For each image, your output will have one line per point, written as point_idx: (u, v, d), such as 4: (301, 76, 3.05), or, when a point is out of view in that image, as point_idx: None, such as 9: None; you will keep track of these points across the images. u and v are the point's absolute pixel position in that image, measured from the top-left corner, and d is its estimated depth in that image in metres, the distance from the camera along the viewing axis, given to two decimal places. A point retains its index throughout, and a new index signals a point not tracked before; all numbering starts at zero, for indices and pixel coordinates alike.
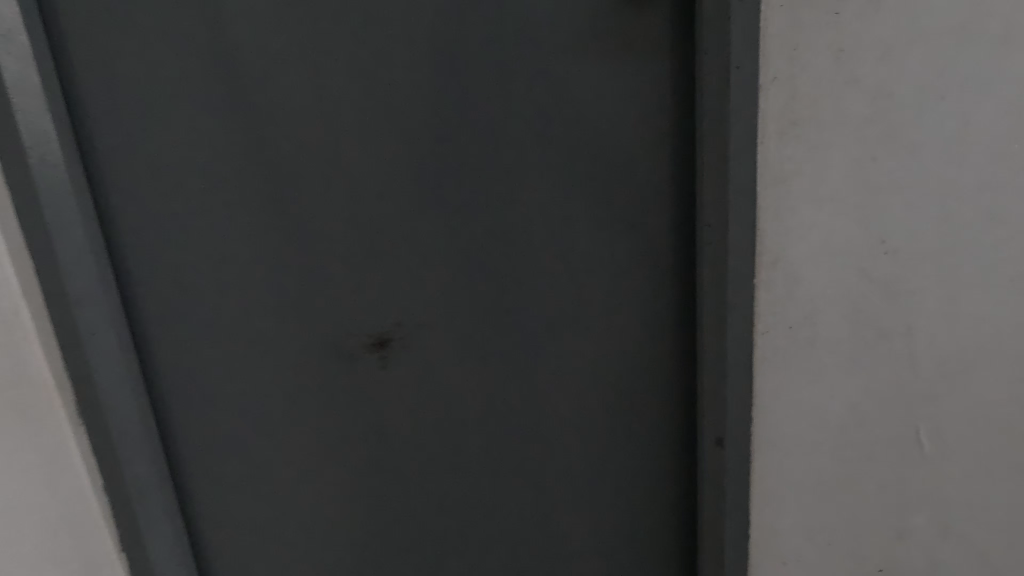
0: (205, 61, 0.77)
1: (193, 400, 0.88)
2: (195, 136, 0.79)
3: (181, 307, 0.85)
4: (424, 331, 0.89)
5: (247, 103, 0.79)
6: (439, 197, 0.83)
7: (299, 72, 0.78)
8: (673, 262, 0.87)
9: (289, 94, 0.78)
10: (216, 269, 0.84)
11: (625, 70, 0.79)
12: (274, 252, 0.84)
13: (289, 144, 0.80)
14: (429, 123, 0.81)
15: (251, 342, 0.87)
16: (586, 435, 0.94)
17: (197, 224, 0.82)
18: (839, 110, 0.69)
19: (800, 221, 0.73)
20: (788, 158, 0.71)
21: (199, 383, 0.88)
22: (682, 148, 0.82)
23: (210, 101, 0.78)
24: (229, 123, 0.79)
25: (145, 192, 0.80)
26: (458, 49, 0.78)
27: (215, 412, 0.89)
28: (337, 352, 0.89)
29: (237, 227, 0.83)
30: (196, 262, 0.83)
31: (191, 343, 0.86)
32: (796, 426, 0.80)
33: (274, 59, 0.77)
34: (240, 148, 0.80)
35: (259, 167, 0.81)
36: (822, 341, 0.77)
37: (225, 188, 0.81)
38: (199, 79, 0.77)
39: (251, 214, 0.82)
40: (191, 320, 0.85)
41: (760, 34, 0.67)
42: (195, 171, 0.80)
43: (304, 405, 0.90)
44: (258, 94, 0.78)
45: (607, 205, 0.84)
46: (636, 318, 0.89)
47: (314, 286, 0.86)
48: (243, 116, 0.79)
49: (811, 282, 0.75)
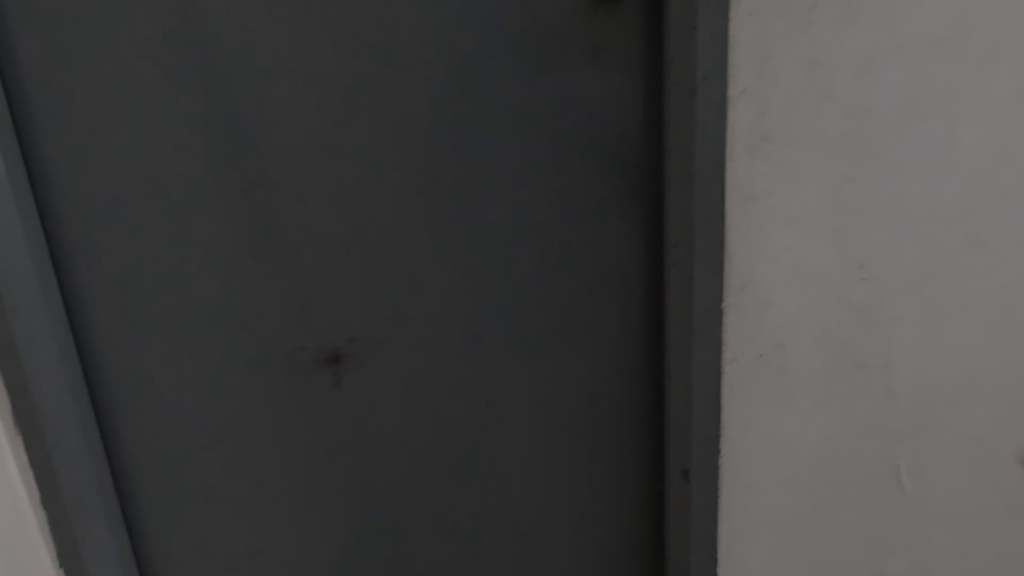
0: (155, 60, 0.74)
1: (139, 410, 0.85)
2: (142, 138, 0.76)
3: (128, 314, 0.81)
4: (379, 346, 0.85)
5: (197, 105, 0.75)
6: (397, 207, 0.79)
7: (252, 74, 0.74)
8: (641, 279, 0.82)
9: (243, 97, 0.75)
10: (164, 276, 0.80)
11: (591, 78, 0.75)
12: (223, 261, 0.80)
13: (241, 149, 0.77)
14: (385, 129, 0.77)
15: (198, 354, 0.83)
16: (549, 459, 0.90)
17: (143, 228, 0.79)
18: (812, 126, 0.65)
19: (770, 244, 0.68)
20: (757, 176, 0.66)
21: (143, 393, 0.84)
22: (650, 161, 0.78)
23: (158, 102, 0.75)
24: (178, 125, 0.76)
25: (89, 193, 0.77)
26: (417, 53, 0.75)
27: (164, 425, 0.85)
28: (289, 368, 0.85)
29: (185, 234, 0.79)
30: (144, 268, 0.80)
31: (136, 352, 0.83)
32: (766, 460, 0.75)
33: (226, 60, 0.74)
34: (190, 151, 0.77)
35: (209, 172, 0.77)
36: (793, 370, 0.72)
37: (173, 192, 0.78)
38: (148, 79, 0.74)
39: (200, 221, 0.79)
40: (136, 328, 0.82)
41: (729, 44, 0.63)
42: (143, 173, 0.77)
43: (253, 422, 0.86)
44: (210, 97, 0.75)
45: (571, 220, 0.80)
46: (601, 339, 0.85)
47: (265, 298, 0.82)
48: (192, 120, 0.76)
49: (782, 307, 0.70)
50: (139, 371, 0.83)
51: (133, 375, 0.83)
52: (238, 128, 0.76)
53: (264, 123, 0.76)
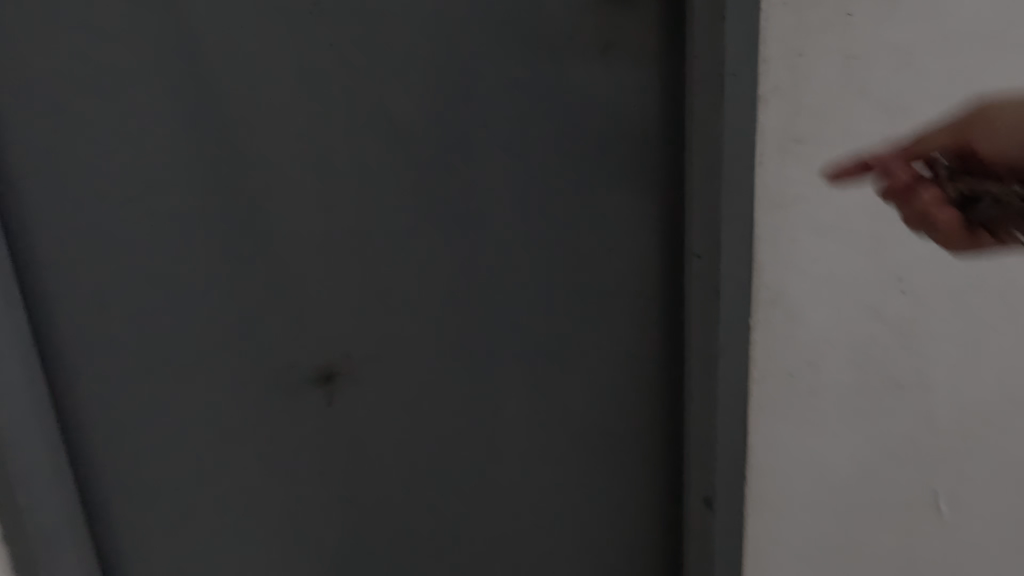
0: (115, 47, 0.64)
1: (104, 440, 0.76)
2: (99, 136, 0.66)
3: (94, 336, 0.72)
4: (376, 363, 0.78)
5: (167, 100, 0.66)
6: (398, 214, 0.73)
7: (232, 69, 0.66)
8: (659, 291, 0.77)
9: (221, 92, 0.66)
10: (131, 291, 0.71)
11: (606, 75, 0.70)
12: (199, 272, 0.71)
13: (222, 153, 0.68)
14: (383, 127, 0.69)
15: (175, 375, 0.75)
16: (559, 480, 0.84)
17: (108, 239, 0.69)
18: (850, 127, 0.60)
19: (801, 254, 0.63)
20: (789, 181, 0.61)
21: (111, 421, 0.75)
22: (670, 164, 0.73)
23: (120, 96, 0.65)
24: (146, 121, 0.66)
25: (35, 197, 0.67)
26: (416, 46, 0.67)
27: (140, 455, 0.77)
28: (276, 388, 0.77)
29: (153, 243, 0.70)
30: (109, 284, 0.71)
31: (102, 377, 0.74)
32: (795, 485, 0.70)
33: (202, 52, 0.65)
34: (158, 150, 0.67)
35: (181, 172, 0.68)
36: (825, 390, 0.67)
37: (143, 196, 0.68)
38: (109, 69, 0.65)
39: (173, 229, 0.70)
40: (103, 349, 0.73)
41: (760, 36, 0.58)
42: (104, 176, 0.67)
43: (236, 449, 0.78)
44: (181, 93, 0.66)
45: (584, 228, 0.75)
46: (615, 354, 0.79)
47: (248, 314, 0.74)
48: (161, 113, 0.66)
49: (814, 323, 0.65)
50: (106, 398, 0.74)
51: (100, 403, 0.74)
52: (215, 127, 0.67)
53: (244, 122, 0.67)
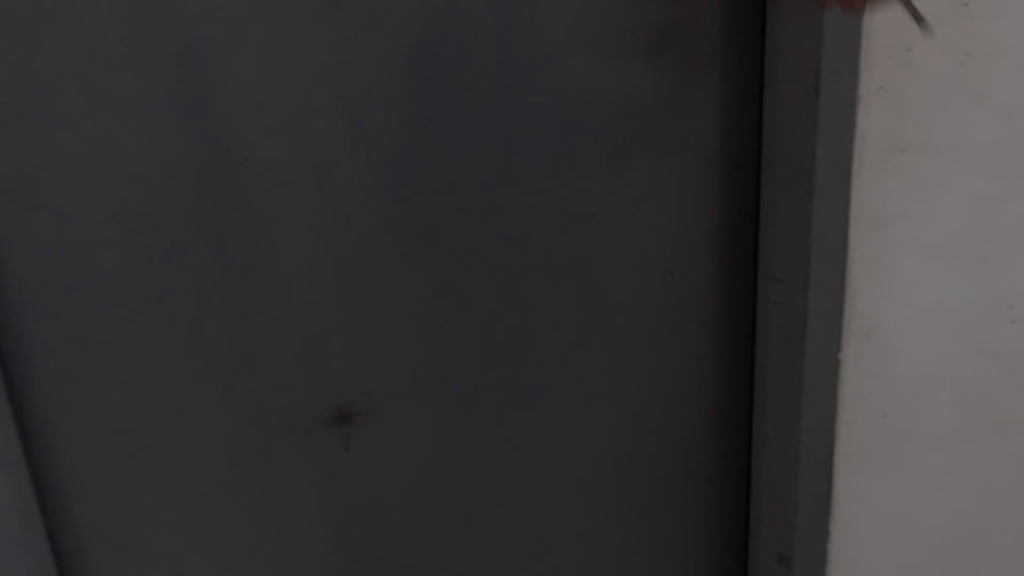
0: (115, 43, 0.57)
1: (84, 482, 0.66)
2: (93, 142, 0.59)
3: (75, 363, 0.63)
4: (398, 404, 0.66)
5: (170, 101, 0.59)
6: (427, 228, 0.62)
7: (244, 64, 0.58)
8: (726, 321, 0.67)
9: (232, 90, 0.58)
10: (121, 313, 0.62)
11: (666, 75, 0.61)
12: (197, 293, 0.62)
13: (229, 160, 0.60)
14: (409, 137, 0.60)
15: (168, 411, 0.65)
16: (604, 539, 0.72)
17: (100, 256, 0.61)
18: (961, 134, 0.53)
19: (902, 279, 0.55)
20: (888, 196, 0.53)
21: (91, 461, 0.66)
22: (742, 176, 0.64)
23: (117, 96, 0.58)
24: (145, 125, 0.59)
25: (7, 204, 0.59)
26: (451, 37, 0.59)
27: (129, 500, 0.67)
28: (283, 430, 0.66)
29: (145, 259, 0.61)
30: (96, 304, 0.62)
31: (84, 410, 0.64)
32: (889, 543, 0.61)
33: (209, 47, 0.58)
34: (158, 155, 0.60)
35: (181, 181, 0.60)
36: (925, 434, 0.59)
37: (139, 211, 0.60)
38: (108, 68, 0.58)
39: (169, 249, 0.61)
40: (87, 376, 0.64)
41: (864, 28, 0.50)
42: (96, 184, 0.60)
43: (230, 503, 0.67)
44: (185, 92, 0.58)
45: (638, 249, 0.65)
46: (671, 395, 0.69)
47: (246, 351, 0.64)
48: (166, 121, 0.59)
49: (914, 358, 0.57)
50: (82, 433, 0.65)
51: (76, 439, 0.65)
52: (224, 130, 0.59)
53: (258, 125, 0.59)
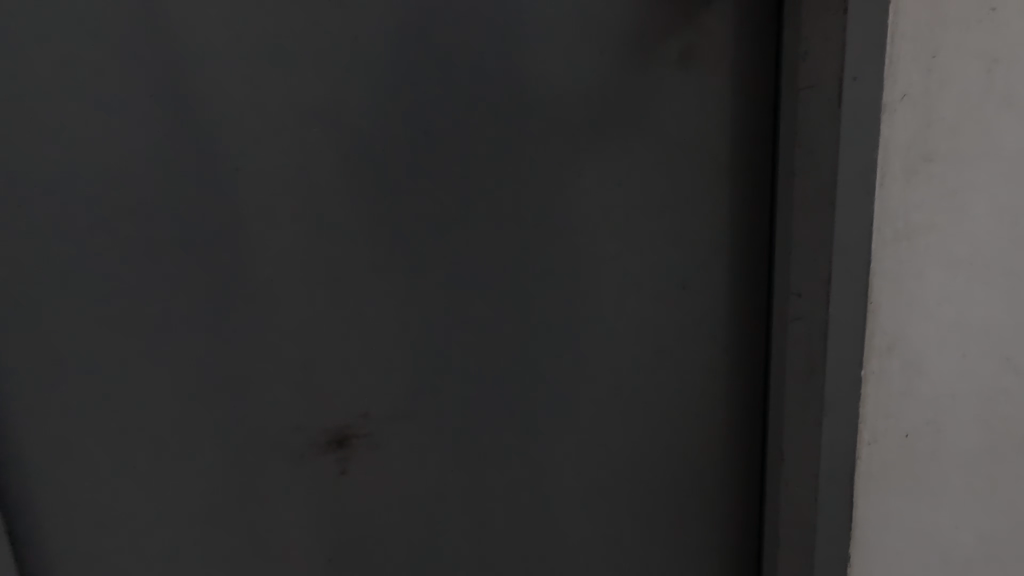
0: (64, 25, 0.49)
1: (35, 528, 0.57)
2: (35, 140, 0.51)
3: (20, 393, 0.55)
4: (399, 428, 0.62)
5: (132, 95, 0.51)
6: (429, 238, 0.58)
7: (221, 57, 0.52)
8: (740, 334, 0.65)
9: (208, 86, 0.52)
10: (77, 336, 0.55)
11: (681, 80, 0.59)
12: (170, 312, 0.56)
13: (205, 164, 0.53)
14: (412, 141, 0.56)
15: (136, 444, 0.57)
16: (616, 562, 0.69)
17: (48, 271, 0.53)
18: (987, 145, 0.51)
19: (927, 293, 0.54)
20: (913, 207, 0.52)
21: (42, 504, 0.57)
22: (756, 184, 0.61)
23: (65, 87, 0.50)
24: (102, 121, 0.51)
25: None
26: (455, 36, 0.55)
27: (93, 545, 0.59)
28: (274, 458, 0.60)
29: (105, 274, 0.54)
30: (57, 325, 0.54)
31: (31, 448, 0.56)
32: (911, 564, 0.60)
33: (179, 35, 0.51)
34: (119, 156, 0.52)
35: (153, 187, 0.53)
36: (948, 451, 0.58)
37: (107, 221, 0.53)
38: (54, 54, 0.50)
39: (141, 264, 0.54)
40: (36, 409, 0.55)
41: (890, 33, 0.48)
42: (42, 187, 0.52)
43: (214, 540, 0.61)
44: (151, 87, 0.52)
45: (653, 260, 0.62)
46: (684, 412, 0.66)
47: (233, 374, 0.58)
48: (135, 121, 0.52)
49: (938, 374, 0.56)
50: (31, 473, 0.56)
51: (24, 480, 0.56)
52: (198, 129, 0.53)
53: (237, 124, 0.53)
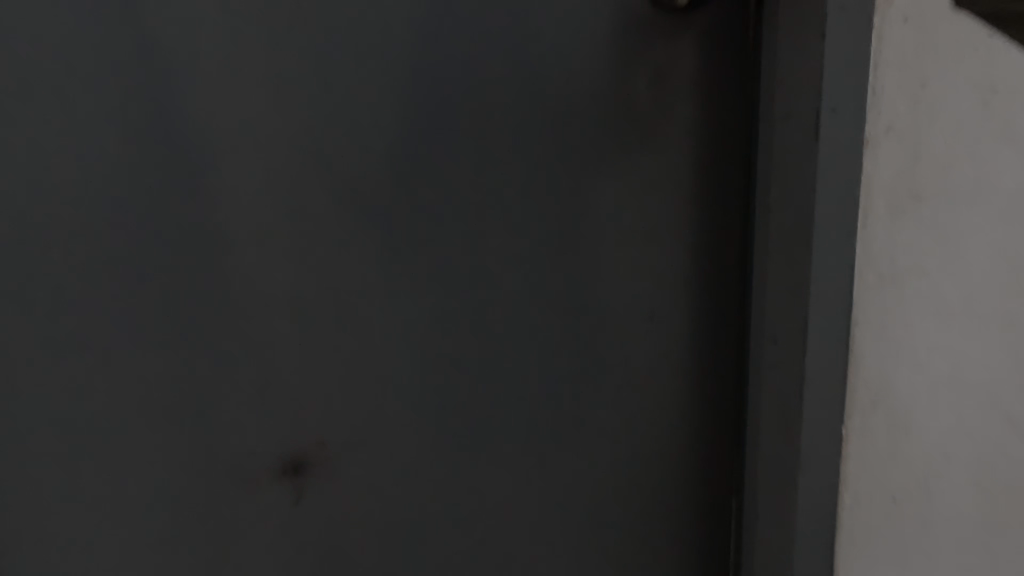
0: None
1: None
2: None
3: None
4: (355, 459, 0.57)
5: (62, 105, 0.47)
6: (386, 261, 0.53)
7: (160, 59, 0.48)
8: (712, 376, 0.61)
9: (145, 89, 0.48)
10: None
11: (650, 109, 0.55)
12: (99, 330, 0.51)
13: (140, 174, 0.49)
14: (371, 155, 0.52)
15: (61, 472, 0.52)
16: None
17: None
18: (986, 184, 0.46)
19: (917, 344, 0.49)
20: (903, 249, 0.48)
21: None
22: (728, 219, 0.58)
23: None
24: (29, 119, 0.47)
25: None
26: (416, 45, 0.51)
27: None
28: (215, 488, 0.55)
29: (27, 288, 0.49)
30: None
31: None
32: None
33: (115, 43, 0.47)
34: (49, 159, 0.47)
35: (83, 192, 0.48)
36: (940, 521, 0.52)
37: (34, 227, 0.48)
38: None
39: (68, 275, 0.49)
40: None
41: (872, 62, 0.45)
42: None
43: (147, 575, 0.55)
44: (83, 86, 0.47)
45: (627, 292, 0.58)
46: (656, 458, 0.61)
47: (170, 399, 0.53)
48: (65, 120, 0.47)
49: (927, 434, 0.50)
50: None
51: None
52: (132, 143, 0.48)
53: (179, 131, 0.49)
